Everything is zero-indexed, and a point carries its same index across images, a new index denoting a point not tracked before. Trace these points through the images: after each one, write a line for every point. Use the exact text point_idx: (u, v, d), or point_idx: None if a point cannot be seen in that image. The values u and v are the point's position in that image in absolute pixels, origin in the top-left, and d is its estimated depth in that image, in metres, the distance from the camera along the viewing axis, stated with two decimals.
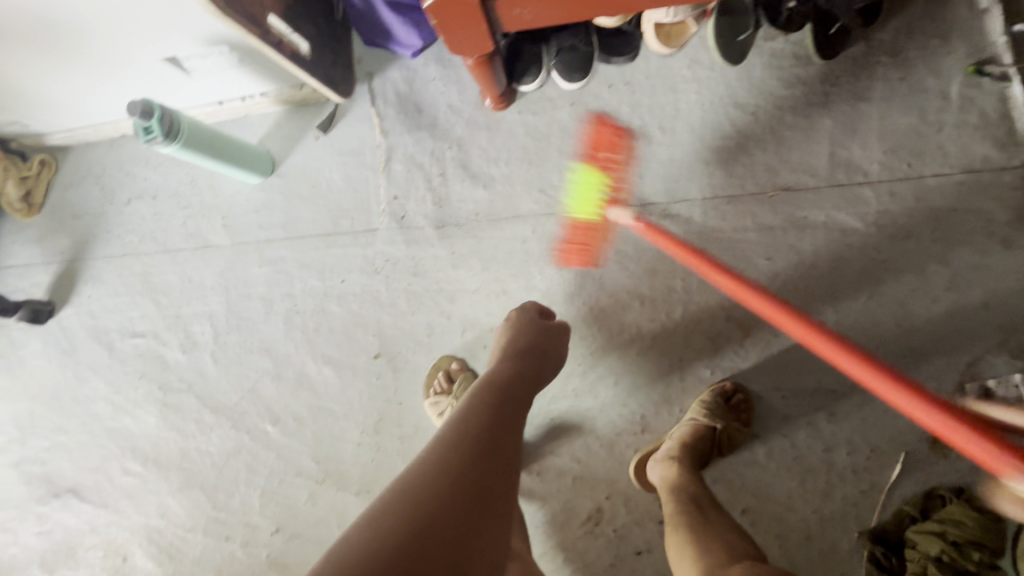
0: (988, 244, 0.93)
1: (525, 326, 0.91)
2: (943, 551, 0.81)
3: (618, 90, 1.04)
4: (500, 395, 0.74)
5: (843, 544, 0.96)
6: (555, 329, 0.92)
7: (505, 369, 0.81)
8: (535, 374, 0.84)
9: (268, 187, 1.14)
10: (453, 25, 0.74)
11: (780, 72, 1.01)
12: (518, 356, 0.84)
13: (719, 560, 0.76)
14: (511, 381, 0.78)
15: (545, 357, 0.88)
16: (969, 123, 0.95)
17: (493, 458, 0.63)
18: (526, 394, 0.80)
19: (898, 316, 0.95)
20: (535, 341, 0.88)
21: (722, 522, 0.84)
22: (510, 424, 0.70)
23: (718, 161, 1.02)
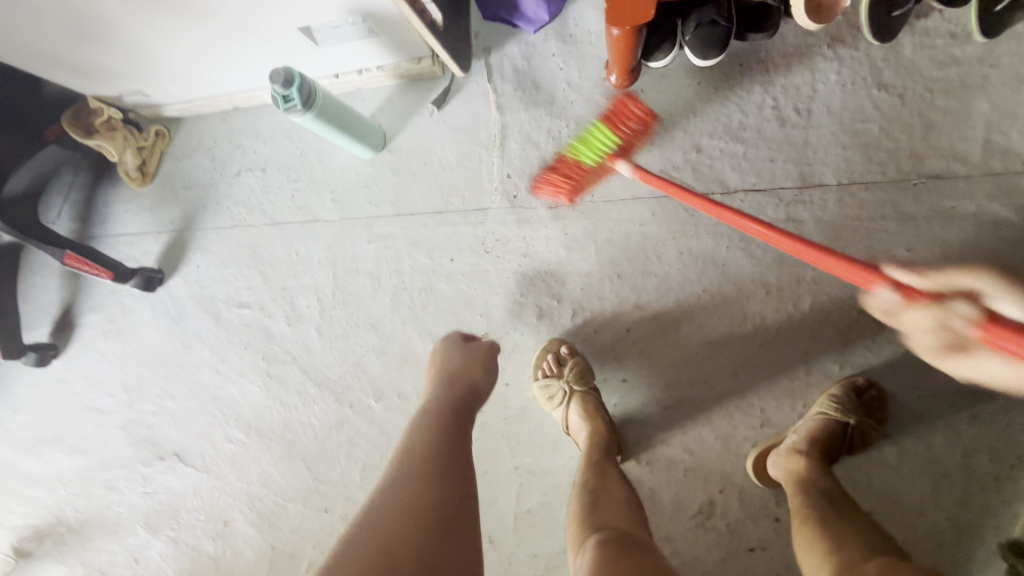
0: None
1: (451, 353, 0.96)
2: None
3: (750, 69, 1.00)
4: (442, 422, 0.81)
5: (978, 554, 0.92)
6: (480, 346, 0.98)
7: (440, 397, 0.87)
8: (470, 394, 0.90)
9: (378, 162, 1.14)
10: None
11: (932, 51, 0.94)
12: (449, 382, 0.91)
13: (855, 553, 0.71)
14: (449, 409, 0.85)
15: (476, 371, 0.93)
16: None
17: (450, 483, 0.70)
18: (469, 410, 0.87)
19: None
20: (465, 363, 0.94)
21: (856, 517, 0.79)
22: (457, 448, 0.77)
23: (858, 145, 0.96)
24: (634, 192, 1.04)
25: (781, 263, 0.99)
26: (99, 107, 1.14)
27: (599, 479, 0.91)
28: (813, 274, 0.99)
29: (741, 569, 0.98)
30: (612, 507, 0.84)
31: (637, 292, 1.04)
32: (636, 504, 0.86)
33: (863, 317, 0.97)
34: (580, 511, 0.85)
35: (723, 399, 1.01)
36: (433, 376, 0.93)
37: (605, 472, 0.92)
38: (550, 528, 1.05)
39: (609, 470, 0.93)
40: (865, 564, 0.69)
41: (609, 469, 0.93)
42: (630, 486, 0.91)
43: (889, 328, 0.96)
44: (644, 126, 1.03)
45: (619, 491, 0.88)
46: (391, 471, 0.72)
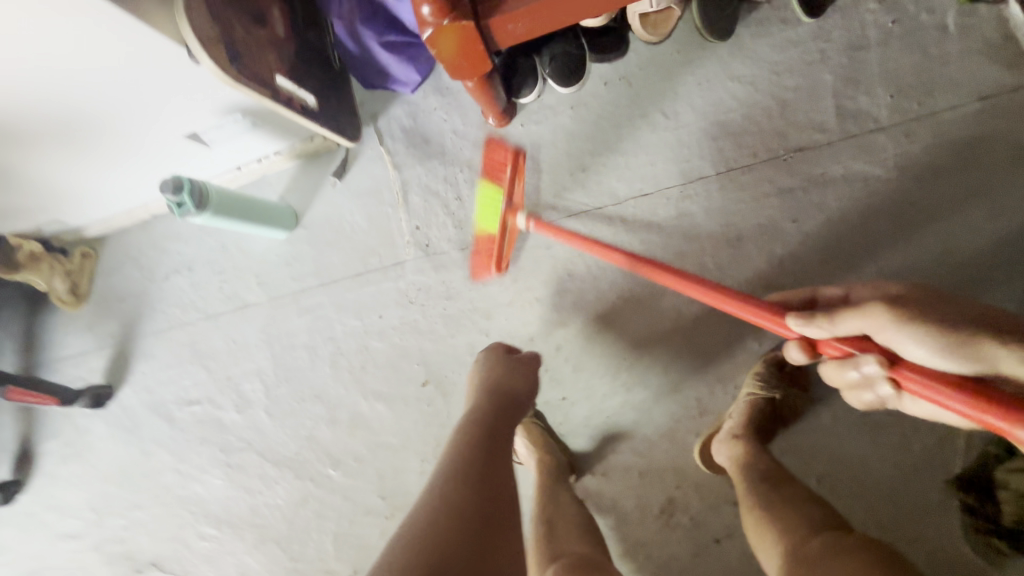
0: (1016, 168, 0.94)
1: (497, 365, 0.94)
2: None
3: (614, 86, 1.06)
4: (480, 440, 0.79)
5: (929, 495, 0.95)
6: (525, 357, 0.97)
7: (482, 408, 0.86)
8: (512, 403, 0.88)
9: (294, 239, 1.18)
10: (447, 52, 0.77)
11: (771, 39, 1.02)
12: (492, 393, 0.89)
13: (796, 537, 0.73)
14: (490, 426, 0.82)
15: (519, 385, 0.91)
16: (972, 51, 0.96)
17: (489, 518, 0.68)
18: (508, 420, 0.86)
19: (941, 253, 0.96)
20: (508, 375, 0.92)
21: (801, 493, 0.81)
22: (498, 473, 0.74)
23: (725, 135, 1.03)
24: (535, 219, 1.09)
25: (684, 257, 1.04)
26: (20, 242, 1.14)
27: (552, 508, 0.92)
28: (715, 261, 1.03)
29: (714, 561, 0.99)
30: (568, 533, 0.85)
31: (559, 312, 1.08)
32: (589, 525, 0.87)
33: (770, 292, 1.01)
34: (536, 541, 0.87)
35: (659, 397, 1.04)
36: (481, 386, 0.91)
37: (558, 498, 0.93)
38: None
39: (559, 496, 0.94)
40: (809, 546, 0.70)
41: (560, 495, 0.94)
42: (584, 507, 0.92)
43: None
44: (531, 157, 1.09)
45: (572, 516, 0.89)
46: (428, 500, 0.69)
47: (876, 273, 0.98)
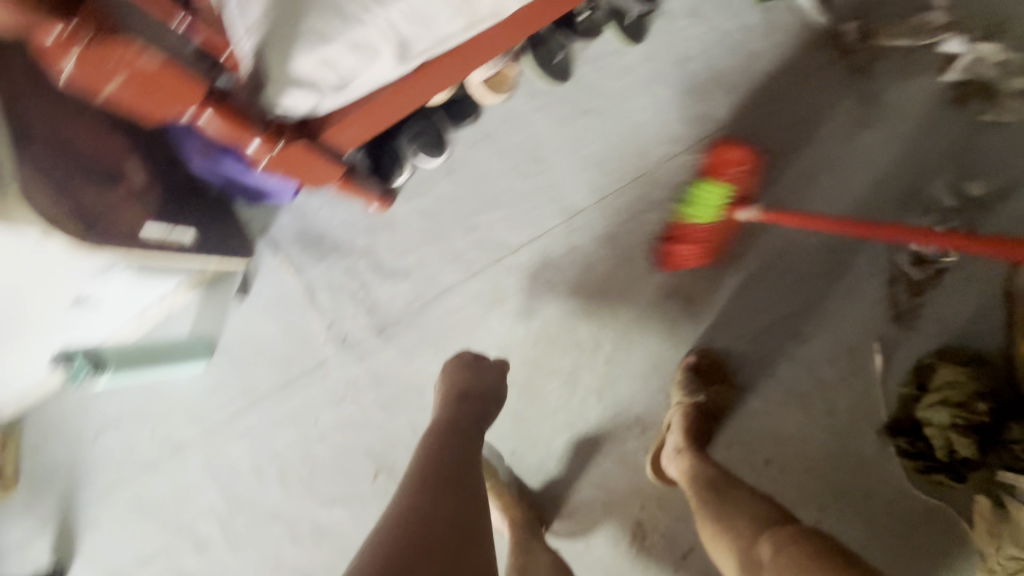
0: (850, 130, 1.03)
1: (467, 373, 0.90)
2: (955, 416, 0.90)
3: (480, 146, 1.12)
4: (449, 448, 0.75)
5: (867, 448, 1.00)
6: (493, 364, 0.93)
7: (449, 415, 0.82)
8: (481, 410, 0.85)
9: (215, 367, 1.17)
10: (288, 167, 0.79)
11: (608, 68, 1.09)
12: (460, 399, 0.85)
13: (746, 538, 0.74)
14: (458, 430, 0.79)
15: (488, 392, 0.88)
16: (781, 40, 1.06)
17: (460, 524, 0.65)
18: (476, 425, 0.82)
19: (811, 223, 1.03)
20: (477, 382, 0.89)
21: (743, 492, 0.81)
22: (472, 480, 0.71)
23: (592, 167, 1.10)
24: (440, 286, 1.12)
25: (587, 286, 1.09)
26: None
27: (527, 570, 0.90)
28: (615, 282, 1.08)
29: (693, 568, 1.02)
30: None
31: None
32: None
33: (672, 298, 1.07)
34: None
35: (602, 424, 1.07)
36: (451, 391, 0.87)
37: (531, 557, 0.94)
38: None
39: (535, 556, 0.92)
40: (759, 544, 0.71)
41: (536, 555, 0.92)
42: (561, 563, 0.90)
43: (697, 296, 1.06)
44: (421, 228, 1.13)
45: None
46: (393, 512, 0.65)
47: (760, 256, 1.04)
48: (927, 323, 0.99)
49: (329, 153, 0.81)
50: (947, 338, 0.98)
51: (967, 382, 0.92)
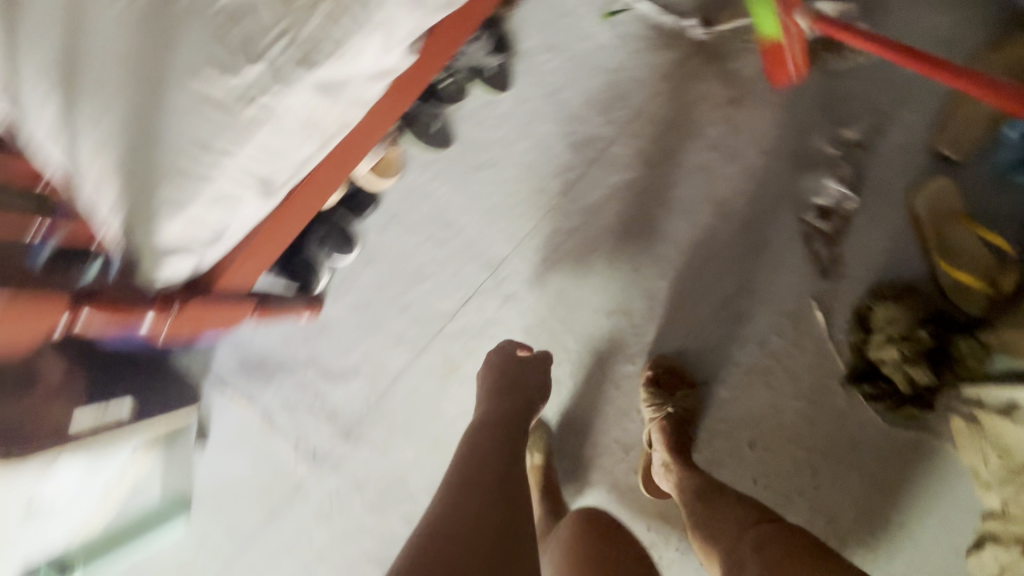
0: (725, 112, 1.08)
1: (507, 368, 0.96)
2: (902, 349, 0.94)
3: (390, 228, 1.13)
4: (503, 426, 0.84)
5: (840, 402, 1.02)
6: (537, 358, 1.00)
7: (498, 402, 0.91)
8: (529, 400, 0.93)
9: (195, 521, 1.14)
10: (189, 324, 0.79)
11: (486, 120, 1.12)
12: (508, 387, 0.94)
13: (729, 541, 0.74)
14: (505, 414, 0.87)
15: (533, 386, 0.95)
16: (637, 49, 1.10)
17: (514, 472, 0.75)
18: (525, 412, 0.91)
19: (717, 207, 1.07)
20: (519, 377, 0.96)
21: (727, 497, 0.82)
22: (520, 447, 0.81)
23: (500, 216, 1.12)
24: (392, 373, 1.12)
25: (532, 330, 1.10)
26: None
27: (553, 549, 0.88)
28: (557, 318, 1.10)
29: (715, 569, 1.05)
30: None
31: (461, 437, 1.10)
32: None
33: (614, 316, 1.09)
34: None
35: (589, 453, 1.09)
36: (499, 380, 0.95)
37: None
38: None
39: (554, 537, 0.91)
40: (741, 545, 0.72)
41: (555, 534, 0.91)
42: (590, 524, 0.86)
43: (636, 308, 1.08)
44: (357, 323, 1.13)
45: (574, 537, 0.85)
46: (458, 464, 0.75)
47: (681, 252, 1.07)
48: (853, 267, 1.02)
49: (224, 296, 0.82)
50: (873, 277, 1.02)
51: (904, 313, 0.96)
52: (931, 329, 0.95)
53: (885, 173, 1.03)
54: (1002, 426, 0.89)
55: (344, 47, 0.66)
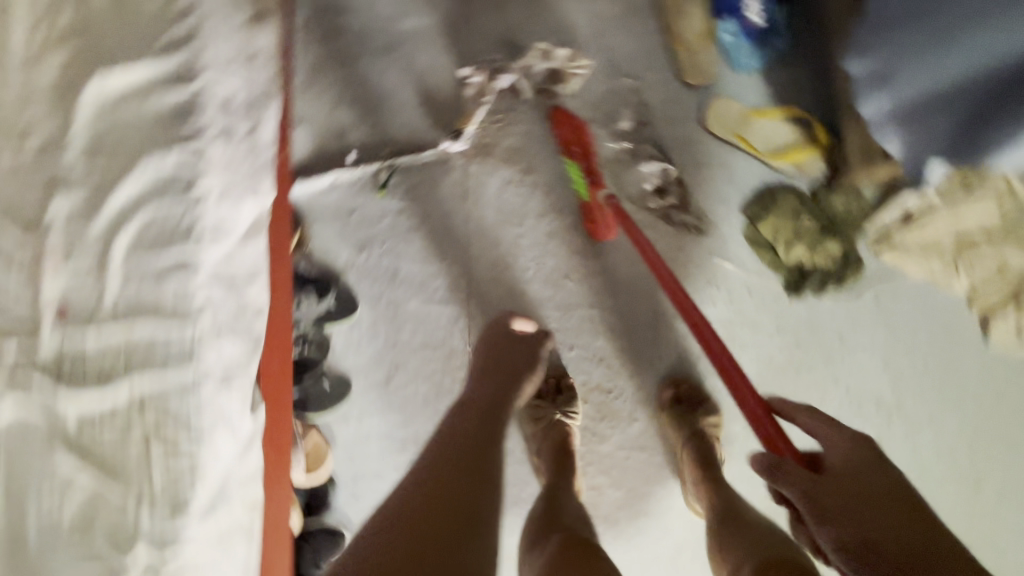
0: (529, 182, 1.14)
1: (492, 352, 0.97)
2: (806, 245, 1.04)
3: (361, 491, 1.09)
4: (477, 413, 0.82)
5: (802, 312, 1.06)
6: (531, 337, 1.03)
7: (476, 388, 0.89)
8: (514, 377, 0.94)
9: None
10: None
11: (361, 342, 1.12)
12: (491, 358, 0.96)
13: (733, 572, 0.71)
14: (490, 396, 0.87)
15: (517, 364, 0.97)
16: (426, 192, 1.14)
17: (476, 454, 0.74)
18: (507, 388, 0.91)
19: (586, 253, 1.12)
20: (501, 359, 0.96)
21: (744, 523, 0.77)
22: (496, 430, 0.80)
23: (438, 402, 1.11)
24: None
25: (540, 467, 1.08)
26: None
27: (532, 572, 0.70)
28: None
29: None
30: None
31: None
32: None
33: (590, 397, 1.10)
34: None
35: (669, 520, 1.08)
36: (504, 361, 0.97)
37: None
38: None
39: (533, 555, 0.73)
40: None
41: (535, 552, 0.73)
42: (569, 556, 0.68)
43: (599, 376, 1.10)
44: None
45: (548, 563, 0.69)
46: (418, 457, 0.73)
47: (593, 306, 1.11)
48: (718, 210, 1.08)
49: None
50: (738, 205, 1.08)
51: (784, 217, 1.05)
52: (811, 212, 1.05)
53: (675, 129, 1.11)
54: (915, 232, 1.01)
55: (201, 468, 0.60)
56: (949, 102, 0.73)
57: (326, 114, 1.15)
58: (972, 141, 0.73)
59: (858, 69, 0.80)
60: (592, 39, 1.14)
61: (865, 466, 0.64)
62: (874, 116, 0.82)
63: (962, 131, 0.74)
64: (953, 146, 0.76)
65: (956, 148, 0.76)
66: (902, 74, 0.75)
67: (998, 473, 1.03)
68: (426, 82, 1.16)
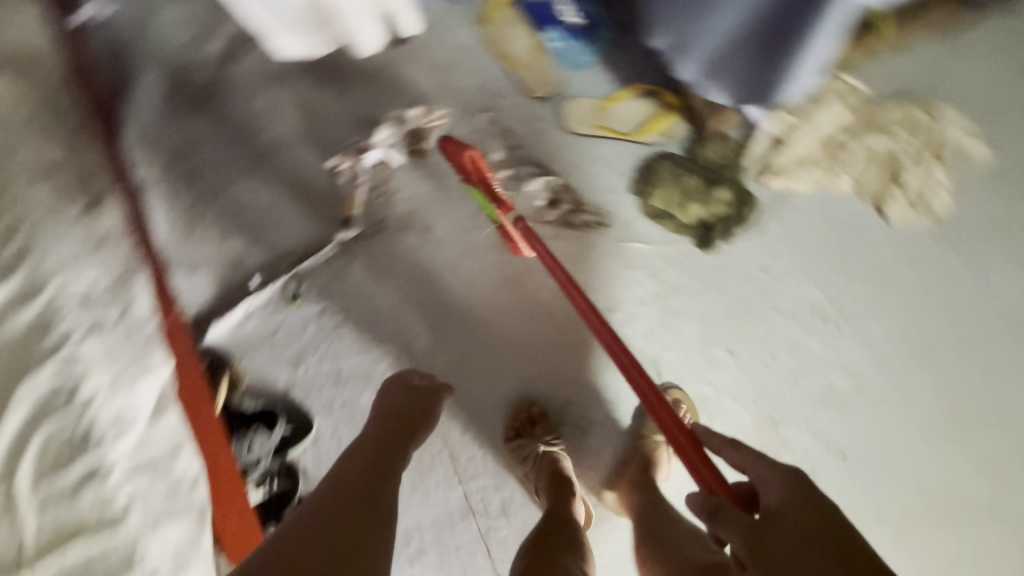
0: (431, 238, 1.15)
1: (385, 399, 0.84)
2: (699, 200, 1.09)
3: None
4: (358, 469, 0.71)
5: (720, 260, 1.09)
6: (432, 386, 0.88)
7: (366, 437, 0.77)
8: (412, 427, 0.81)
9: None
10: None
11: (329, 452, 1.10)
12: (384, 421, 0.80)
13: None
14: (378, 447, 0.75)
15: (416, 416, 0.83)
16: (339, 286, 1.14)
17: (353, 530, 0.62)
18: (403, 442, 0.78)
19: (509, 284, 1.14)
20: (396, 407, 0.83)
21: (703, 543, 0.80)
22: (383, 494, 0.68)
23: (424, 482, 1.08)
24: None
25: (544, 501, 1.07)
26: None
27: None
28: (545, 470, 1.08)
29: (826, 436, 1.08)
30: None
31: None
32: None
33: (565, 416, 1.10)
34: None
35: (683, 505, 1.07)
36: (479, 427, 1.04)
37: None
38: None
39: None
40: None
41: None
42: None
43: (565, 393, 1.11)
44: None
45: None
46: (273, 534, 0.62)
47: (534, 330, 1.13)
48: (610, 199, 1.12)
49: None
50: (625, 187, 1.12)
51: (670, 182, 1.09)
52: (692, 168, 1.09)
53: (544, 141, 1.15)
54: (786, 150, 1.07)
55: None
56: (734, 57, 0.85)
57: (217, 251, 1.15)
58: (757, 82, 0.84)
59: (666, 40, 0.95)
60: (439, 88, 1.18)
61: (797, 505, 0.61)
62: (690, 76, 0.95)
63: (747, 78, 0.86)
64: (749, 91, 0.87)
65: (750, 92, 0.87)
66: (691, 41, 0.89)
67: (953, 339, 1.06)
68: (300, 185, 1.17)
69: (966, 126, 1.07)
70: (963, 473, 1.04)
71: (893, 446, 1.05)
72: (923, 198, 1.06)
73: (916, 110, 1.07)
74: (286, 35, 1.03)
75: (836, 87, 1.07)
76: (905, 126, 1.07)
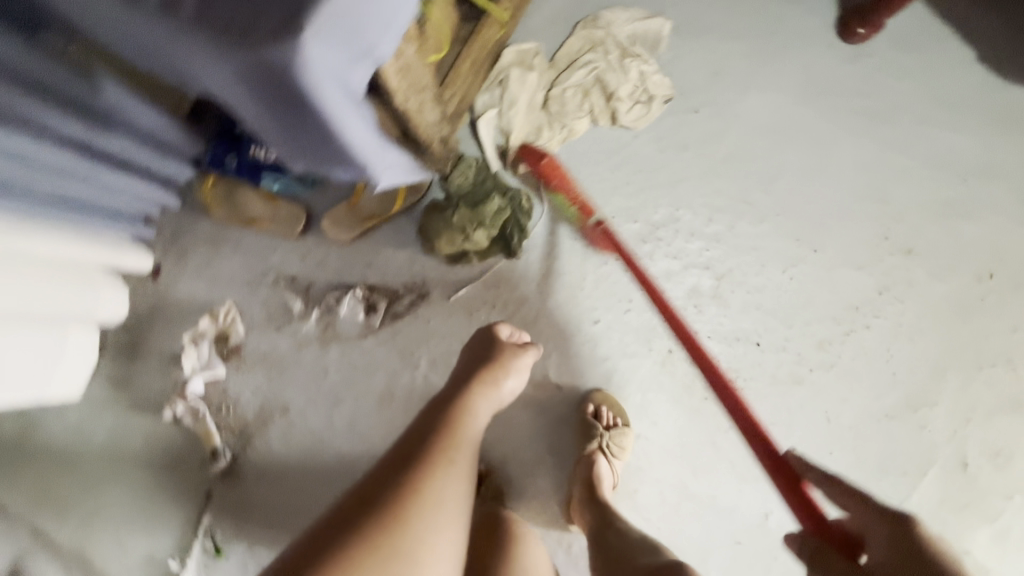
0: (296, 412, 1.15)
1: (479, 352, 0.92)
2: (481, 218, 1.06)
3: None
4: (453, 413, 0.76)
5: (532, 254, 1.12)
6: (522, 343, 0.96)
7: (456, 385, 0.83)
8: (501, 382, 0.86)
9: None
10: None
11: None
12: (471, 370, 0.87)
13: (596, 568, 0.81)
14: (465, 395, 0.80)
15: (500, 368, 0.88)
16: (249, 510, 1.12)
17: (438, 460, 0.68)
18: (494, 398, 0.83)
19: (385, 400, 1.14)
20: (486, 359, 0.90)
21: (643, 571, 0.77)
22: (466, 442, 0.73)
23: None
24: None
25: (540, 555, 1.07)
26: None
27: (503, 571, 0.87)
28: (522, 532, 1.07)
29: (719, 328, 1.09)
30: None
31: None
32: None
33: (506, 474, 1.08)
34: None
35: (654, 473, 1.05)
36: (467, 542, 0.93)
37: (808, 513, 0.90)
38: (871, 450, 1.02)
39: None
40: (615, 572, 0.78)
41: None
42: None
43: (493, 455, 1.09)
44: None
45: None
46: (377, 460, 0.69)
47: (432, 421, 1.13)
48: (414, 270, 1.15)
49: None
50: (418, 253, 1.14)
51: (450, 224, 1.07)
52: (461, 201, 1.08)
53: (327, 264, 1.16)
54: (516, 134, 1.10)
55: None
56: (301, 150, 0.68)
57: (124, 563, 1.11)
58: (326, 158, 0.67)
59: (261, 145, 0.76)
60: (212, 285, 1.17)
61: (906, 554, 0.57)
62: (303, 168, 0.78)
63: (313, 154, 0.68)
64: (323, 162, 0.69)
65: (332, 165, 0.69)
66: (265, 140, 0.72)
67: (754, 179, 1.08)
68: (155, 454, 1.14)
69: (632, 15, 1.11)
70: (842, 276, 1.05)
71: (773, 298, 1.06)
72: (644, 90, 1.10)
73: (586, 32, 1.11)
74: (56, 381, 1.02)
75: (511, 61, 1.10)
76: (587, 51, 1.11)
